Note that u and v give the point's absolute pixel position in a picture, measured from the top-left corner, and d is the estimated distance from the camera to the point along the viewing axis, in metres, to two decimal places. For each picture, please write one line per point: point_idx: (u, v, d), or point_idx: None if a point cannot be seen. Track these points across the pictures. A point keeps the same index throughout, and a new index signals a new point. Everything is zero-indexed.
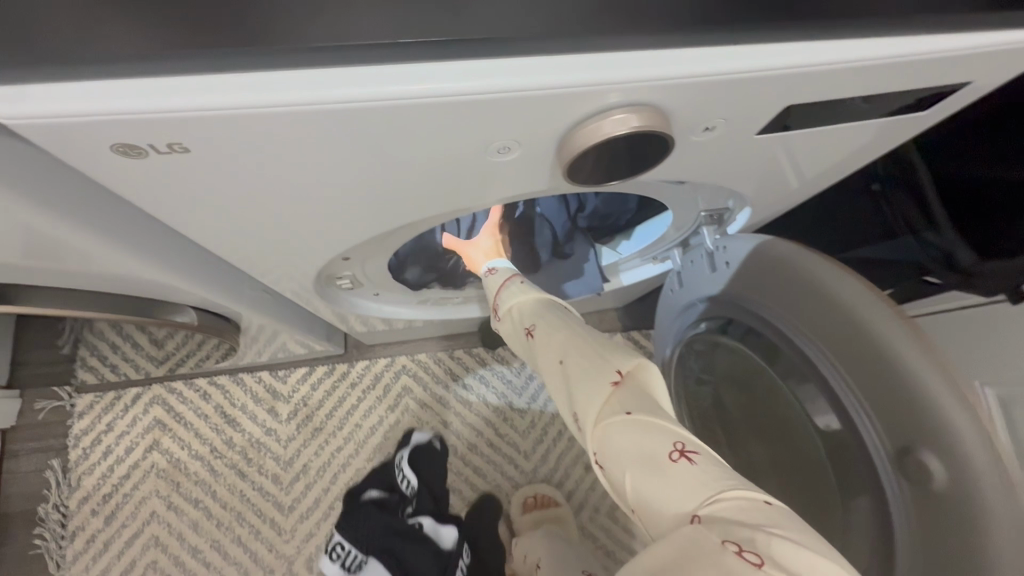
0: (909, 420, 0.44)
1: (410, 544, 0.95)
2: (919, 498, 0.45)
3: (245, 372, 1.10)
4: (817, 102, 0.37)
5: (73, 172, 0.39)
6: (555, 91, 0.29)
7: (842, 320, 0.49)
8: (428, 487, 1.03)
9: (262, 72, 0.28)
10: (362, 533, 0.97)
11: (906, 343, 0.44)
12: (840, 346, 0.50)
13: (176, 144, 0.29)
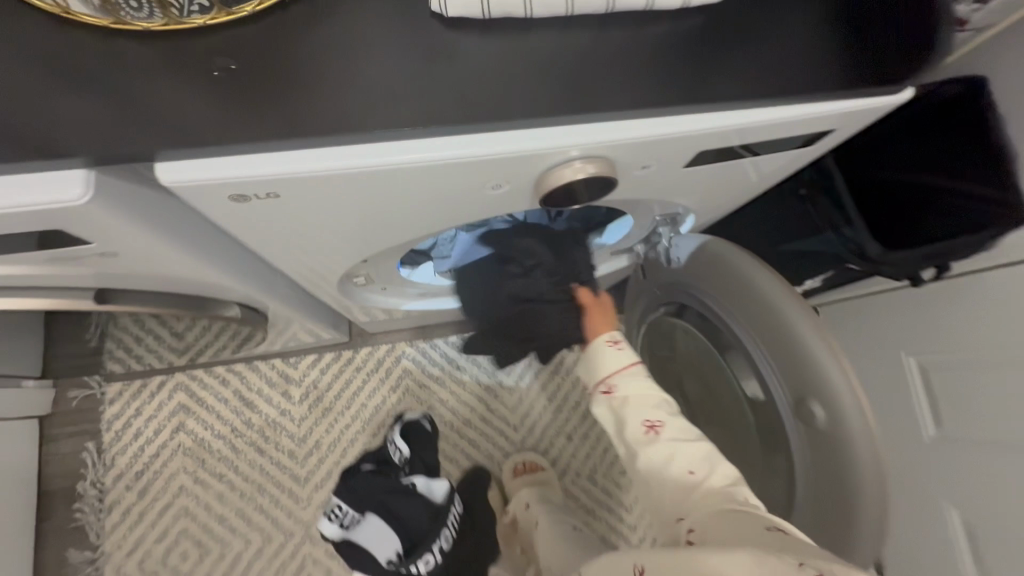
0: (801, 378, 0.59)
1: (401, 496, 0.87)
2: (809, 436, 0.60)
3: (260, 360, 1.21)
4: (736, 143, 0.50)
5: (186, 210, 0.47)
6: (535, 152, 0.42)
7: (759, 303, 0.63)
8: (418, 454, 1.00)
9: (333, 144, 0.38)
10: (363, 493, 0.88)
11: (801, 321, 0.59)
12: (756, 324, 0.64)
13: (273, 192, 0.40)
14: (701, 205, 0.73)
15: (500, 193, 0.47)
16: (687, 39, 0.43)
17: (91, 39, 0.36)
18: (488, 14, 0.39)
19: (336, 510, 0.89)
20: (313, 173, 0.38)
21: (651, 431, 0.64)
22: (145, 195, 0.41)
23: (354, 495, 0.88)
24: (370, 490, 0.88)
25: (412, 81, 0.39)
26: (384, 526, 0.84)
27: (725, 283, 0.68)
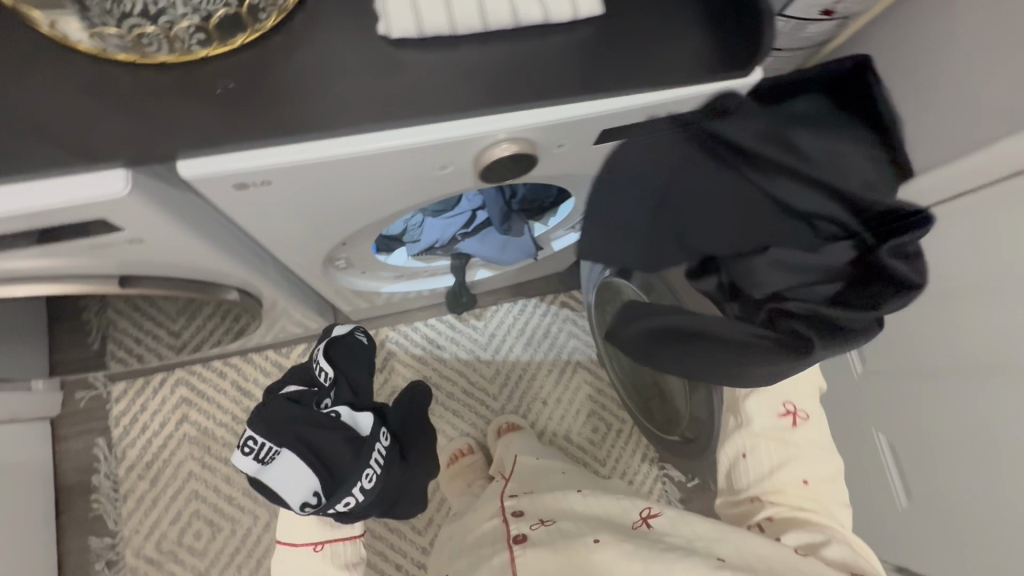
0: None
1: (323, 427, 0.73)
2: None
3: (254, 353, 1.31)
4: (639, 122, 0.62)
5: (199, 202, 0.57)
6: (469, 136, 0.53)
7: None
8: (348, 376, 0.83)
9: (308, 139, 0.49)
10: (276, 421, 0.72)
11: None
12: None
13: (266, 180, 0.51)
14: None
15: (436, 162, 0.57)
16: (583, 42, 0.55)
17: (119, 71, 0.47)
18: (422, 34, 0.50)
19: (247, 439, 0.72)
20: (293, 163, 0.49)
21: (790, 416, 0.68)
22: (169, 190, 0.52)
23: (268, 421, 0.73)
24: (291, 408, 0.74)
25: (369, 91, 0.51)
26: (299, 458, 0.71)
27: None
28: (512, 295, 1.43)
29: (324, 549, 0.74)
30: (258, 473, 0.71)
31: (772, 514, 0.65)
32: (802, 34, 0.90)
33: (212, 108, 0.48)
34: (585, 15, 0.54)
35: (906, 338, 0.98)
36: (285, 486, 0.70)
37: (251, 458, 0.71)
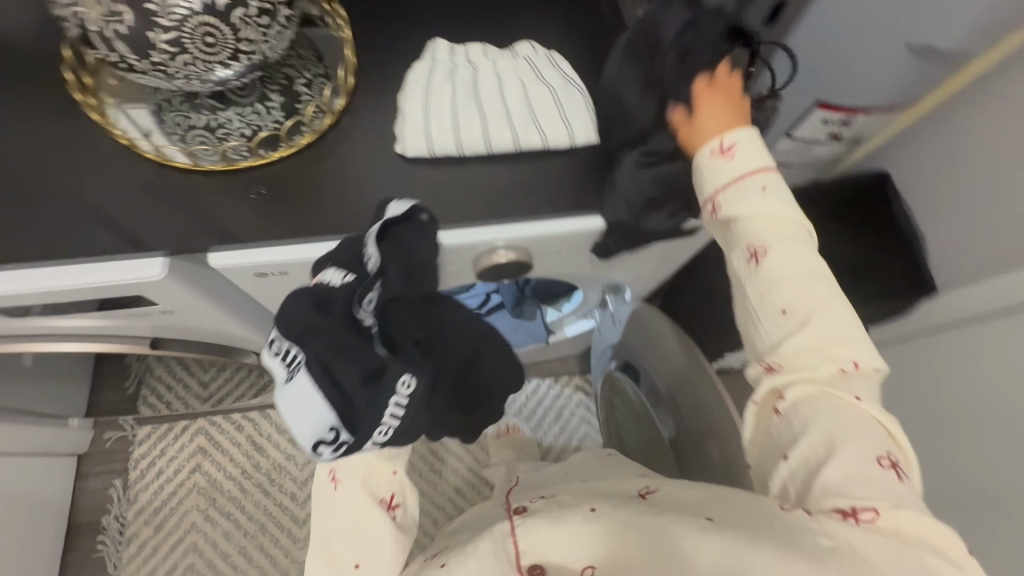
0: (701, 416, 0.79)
1: (356, 354, 0.44)
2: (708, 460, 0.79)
3: (272, 409, 1.36)
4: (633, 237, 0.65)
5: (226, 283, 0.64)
6: (468, 242, 0.58)
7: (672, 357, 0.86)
8: (406, 269, 0.46)
9: (323, 239, 0.56)
10: (296, 322, 0.44)
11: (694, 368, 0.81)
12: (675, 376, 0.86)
13: (284, 270, 0.57)
14: (634, 279, 0.87)
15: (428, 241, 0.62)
16: (580, 165, 0.61)
17: (175, 175, 0.55)
18: (433, 154, 0.57)
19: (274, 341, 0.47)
20: (303, 258, 0.55)
21: (751, 257, 0.51)
22: (201, 273, 0.58)
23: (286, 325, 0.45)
24: (312, 319, 0.44)
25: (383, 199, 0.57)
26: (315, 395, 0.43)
27: (679, 371, 0.85)
28: (526, 375, 1.43)
29: (342, 487, 0.52)
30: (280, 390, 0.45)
31: (788, 365, 0.49)
32: (812, 153, 0.93)
33: (247, 210, 0.55)
34: (579, 142, 0.59)
35: (935, 465, 0.89)
36: (299, 416, 0.44)
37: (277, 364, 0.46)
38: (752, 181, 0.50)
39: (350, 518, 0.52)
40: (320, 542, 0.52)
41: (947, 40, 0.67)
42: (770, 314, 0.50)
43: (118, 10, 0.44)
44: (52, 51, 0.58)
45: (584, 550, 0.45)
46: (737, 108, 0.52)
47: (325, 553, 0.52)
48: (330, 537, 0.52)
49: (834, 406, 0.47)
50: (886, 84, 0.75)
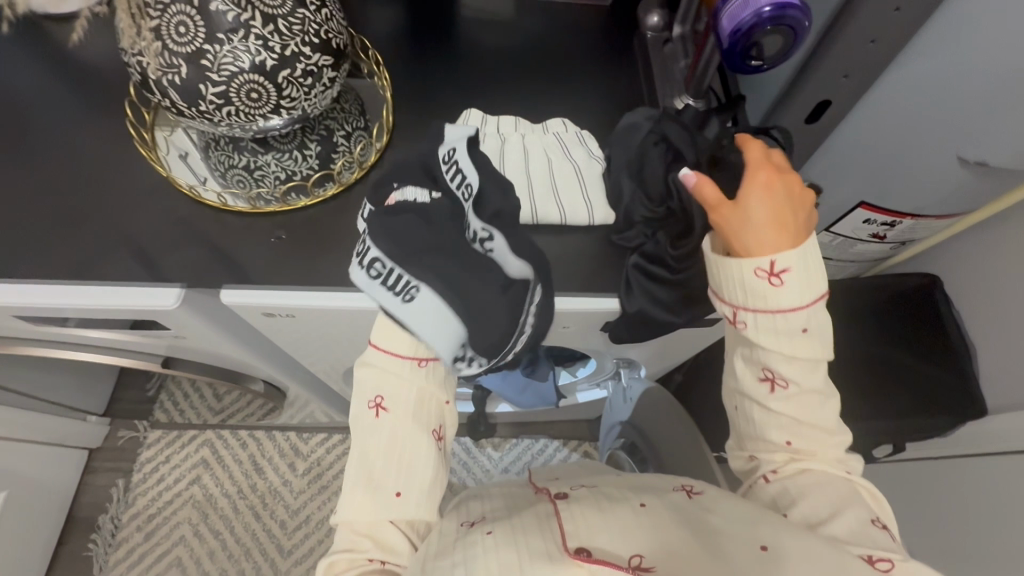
0: None
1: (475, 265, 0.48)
2: None
3: (277, 431, 1.37)
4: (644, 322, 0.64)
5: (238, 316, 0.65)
6: None
7: (680, 441, 0.82)
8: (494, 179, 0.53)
9: (332, 288, 0.57)
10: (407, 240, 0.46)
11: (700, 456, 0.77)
12: (680, 461, 0.82)
13: (291, 313, 0.58)
14: (648, 357, 0.84)
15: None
16: (597, 243, 0.60)
17: (206, 211, 0.58)
18: None
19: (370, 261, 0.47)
20: (309, 305, 0.56)
21: (768, 381, 0.51)
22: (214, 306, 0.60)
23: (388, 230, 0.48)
24: (423, 232, 0.47)
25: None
26: (441, 307, 0.46)
27: (685, 456, 0.81)
28: (534, 432, 1.39)
29: (386, 417, 0.53)
30: (399, 308, 0.46)
31: (788, 431, 0.52)
32: (852, 249, 0.89)
33: (265, 251, 0.57)
34: (598, 221, 0.58)
35: None
36: (428, 335, 0.47)
37: (363, 269, 0.47)
38: (797, 313, 0.47)
39: (392, 446, 0.53)
40: (364, 471, 0.53)
41: (1002, 157, 0.64)
42: (784, 405, 0.51)
43: (176, 63, 0.48)
44: (112, 81, 0.62)
45: (632, 541, 0.44)
46: (794, 210, 0.46)
47: (364, 482, 0.52)
48: (371, 465, 0.52)
49: (818, 478, 0.50)
50: (934, 193, 0.72)
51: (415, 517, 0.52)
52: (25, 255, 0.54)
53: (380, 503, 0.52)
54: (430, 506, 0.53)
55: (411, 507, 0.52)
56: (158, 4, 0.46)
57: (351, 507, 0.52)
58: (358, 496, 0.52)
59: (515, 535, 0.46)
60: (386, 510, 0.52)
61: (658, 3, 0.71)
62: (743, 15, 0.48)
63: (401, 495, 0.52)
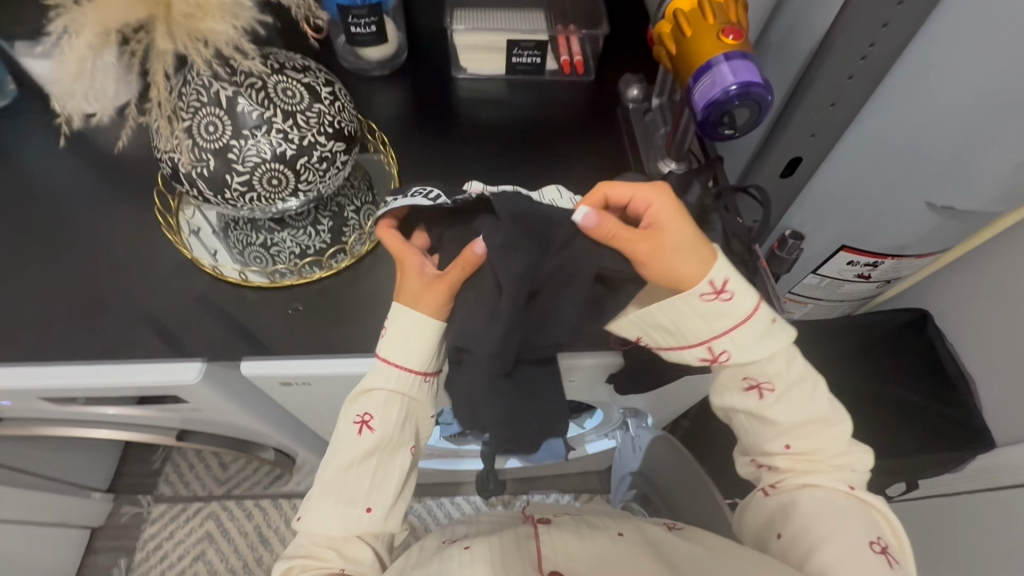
0: None
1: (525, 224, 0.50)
2: None
3: (284, 499, 1.35)
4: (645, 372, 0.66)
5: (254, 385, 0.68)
6: None
7: (688, 486, 0.83)
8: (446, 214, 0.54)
9: (347, 355, 0.60)
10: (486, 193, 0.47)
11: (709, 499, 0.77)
12: (691, 506, 0.82)
13: (307, 380, 0.61)
14: (653, 405, 0.86)
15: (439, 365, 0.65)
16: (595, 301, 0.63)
17: (226, 288, 0.62)
18: None
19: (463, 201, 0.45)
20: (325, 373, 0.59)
21: (754, 390, 0.54)
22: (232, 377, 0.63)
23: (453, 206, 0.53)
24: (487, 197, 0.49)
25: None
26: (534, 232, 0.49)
27: (694, 501, 0.81)
28: (544, 487, 1.36)
29: (369, 434, 0.55)
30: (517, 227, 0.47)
31: (790, 433, 0.54)
32: (841, 289, 0.93)
33: (282, 323, 0.60)
34: None
35: None
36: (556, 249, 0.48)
37: None
38: (751, 321, 0.51)
39: (367, 461, 0.55)
40: (338, 488, 0.55)
41: (966, 201, 0.69)
42: (784, 405, 0.54)
43: (204, 157, 0.53)
44: (139, 172, 0.68)
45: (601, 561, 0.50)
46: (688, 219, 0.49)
47: (335, 496, 0.55)
48: (348, 482, 0.55)
49: (822, 496, 0.52)
50: (909, 235, 0.77)
51: (377, 531, 0.56)
52: (56, 338, 0.57)
53: (349, 519, 0.55)
54: (395, 518, 0.57)
55: (378, 520, 0.55)
56: (189, 107, 0.52)
57: (320, 518, 0.54)
58: (328, 509, 0.55)
59: (491, 553, 0.52)
60: (355, 525, 0.54)
61: (636, 79, 0.78)
62: (713, 91, 0.53)
63: (368, 509, 0.55)
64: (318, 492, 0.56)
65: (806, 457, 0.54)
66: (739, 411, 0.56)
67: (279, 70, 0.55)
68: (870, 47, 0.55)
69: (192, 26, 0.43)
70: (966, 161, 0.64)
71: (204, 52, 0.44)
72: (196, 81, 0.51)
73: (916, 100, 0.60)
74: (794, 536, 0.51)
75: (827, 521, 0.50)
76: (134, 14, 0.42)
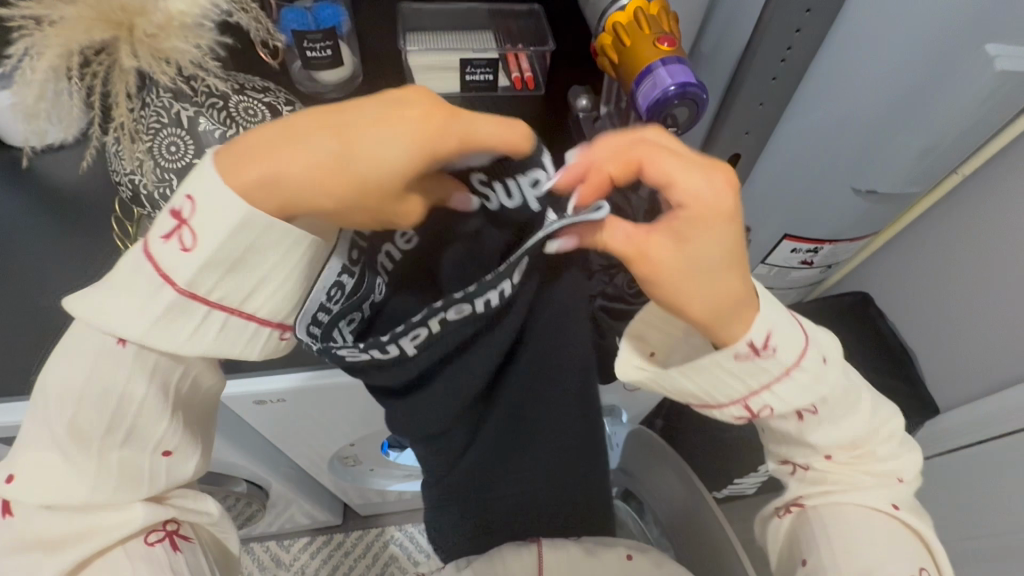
0: (696, 523, 0.80)
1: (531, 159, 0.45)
2: (706, 562, 0.77)
3: (256, 542, 1.29)
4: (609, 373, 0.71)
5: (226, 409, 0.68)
6: None
7: (659, 470, 0.88)
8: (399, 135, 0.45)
9: (322, 370, 0.62)
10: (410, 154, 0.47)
11: (681, 475, 0.83)
12: (665, 488, 0.87)
13: (281, 397, 0.64)
14: (625, 398, 0.90)
15: None
16: None
17: None
18: None
19: None
20: (299, 386, 0.62)
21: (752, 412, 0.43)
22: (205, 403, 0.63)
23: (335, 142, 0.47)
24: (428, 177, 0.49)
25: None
26: None
27: (665, 483, 0.87)
28: None
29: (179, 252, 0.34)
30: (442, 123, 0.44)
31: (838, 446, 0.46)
32: (788, 277, 1.00)
33: None
34: None
35: None
36: None
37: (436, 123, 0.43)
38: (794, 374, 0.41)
39: (218, 324, 0.37)
40: (158, 310, 0.36)
41: (887, 185, 0.77)
42: (743, 388, 0.42)
43: (167, 178, 0.53)
44: (93, 203, 0.67)
45: None
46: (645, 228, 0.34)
47: (133, 297, 0.36)
48: (172, 328, 0.37)
49: (852, 516, 0.46)
50: (843, 220, 0.84)
51: (43, 516, 0.40)
52: (27, 371, 0.57)
53: (90, 417, 0.39)
54: (174, 485, 0.43)
55: (93, 499, 0.40)
56: (150, 129, 0.52)
57: (82, 306, 0.37)
58: (99, 297, 0.37)
59: None
60: (68, 440, 0.39)
61: (585, 91, 0.83)
62: (654, 93, 0.58)
63: (129, 344, 0.39)
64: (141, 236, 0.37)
65: (848, 448, 0.46)
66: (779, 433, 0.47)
67: (240, 91, 0.55)
68: (788, 50, 0.61)
69: (155, 45, 0.44)
70: (881, 149, 0.71)
71: (167, 71, 0.45)
72: (155, 102, 0.52)
73: (831, 97, 0.67)
74: (816, 568, 0.46)
75: (849, 540, 0.45)
76: (96, 36, 0.43)
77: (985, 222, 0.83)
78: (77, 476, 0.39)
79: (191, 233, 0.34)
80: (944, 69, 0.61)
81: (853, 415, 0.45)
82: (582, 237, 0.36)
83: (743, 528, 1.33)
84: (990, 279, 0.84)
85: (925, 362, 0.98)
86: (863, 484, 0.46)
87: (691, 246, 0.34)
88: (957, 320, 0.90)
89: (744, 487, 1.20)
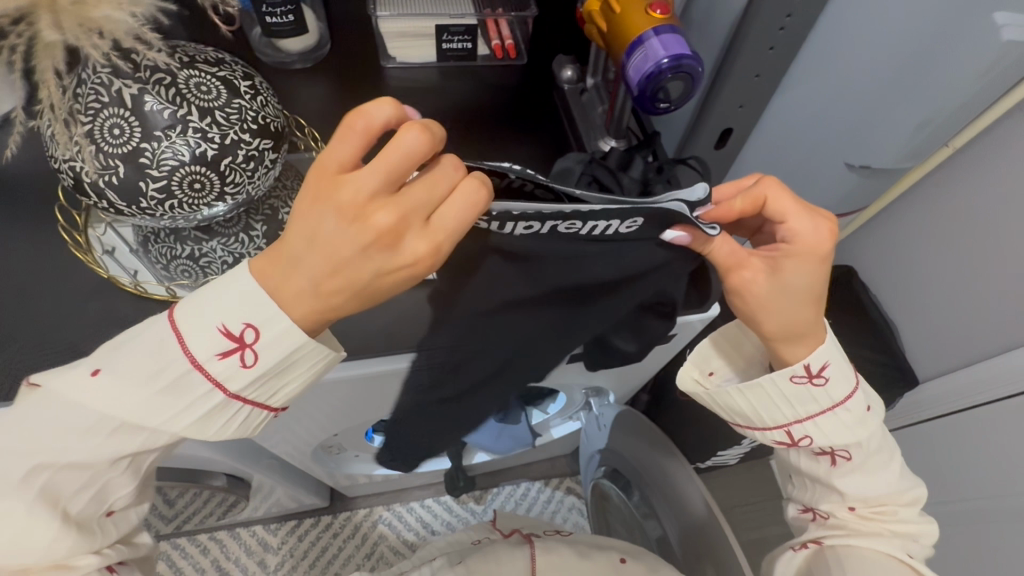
0: (684, 508, 0.80)
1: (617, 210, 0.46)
2: (693, 547, 0.78)
3: (242, 527, 1.28)
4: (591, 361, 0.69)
5: None
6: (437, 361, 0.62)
7: (647, 454, 0.88)
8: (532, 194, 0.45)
9: None
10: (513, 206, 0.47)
11: (670, 460, 0.84)
12: (652, 472, 0.88)
13: None
14: (612, 380, 0.89)
15: (380, 368, 0.61)
16: None
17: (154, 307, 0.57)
18: None
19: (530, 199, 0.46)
20: None
21: (793, 439, 0.51)
22: None
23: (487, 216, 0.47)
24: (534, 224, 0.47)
25: (366, 323, 0.61)
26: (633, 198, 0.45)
27: (651, 465, 0.87)
28: (515, 478, 1.36)
29: (229, 359, 0.37)
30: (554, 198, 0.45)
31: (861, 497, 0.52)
32: None
33: None
34: None
35: None
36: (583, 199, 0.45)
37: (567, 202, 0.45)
38: (841, 409, 0.49)
39: (239, 422, 0.40)
40: (199, 410, 0.39)
41: (881, 160, 0.74)
42: (790, 414, 0.50)
43: (112, 164, 0.47)
44: (36, 191, 0.61)
45: None
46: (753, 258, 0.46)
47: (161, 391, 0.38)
48: (208, 424, 0.40)
49: (870, 558, 0.50)
50: (832, 196, 0.82)
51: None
52: None
53: (69, 480, 0.39)
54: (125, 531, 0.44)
55: (48, 557, 0.39)
56: (89, 109, 0.46)
57: (80, 391, 0.38)
58: (91, 393, 0.38)
59: None
60: (36, 503, 0.38)
61: (569, 60, 0.79)
62: (646, 66, 0.54)
63: (147, 430, 0.39)
64: (172, 332, 0.38)
65: (870, 500, 0.52)
66: (805, 472, 0.54)
67: (189, 65, 0.49)
68: (787, 17, 0.57)
69: (81, 14, 0.38)
70: (877, 124, 0.68)
71: (100, 44, 0.40)
72: (91, 79, 0.46)
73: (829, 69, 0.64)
74: None
75: None
76: (8, 1, 0.37)
77: (972, 195, 0.82)
78: (37, 532, 0.38)
79: (253, 353, 0.37)
80: (949, 34, 0.57)
81: (881, 476, 0.52)
82: (693, 238, 0.47)
83: (725, 497, 1.36)
84: (975, 254, 0.84)
85: (907, 335, 0.99)
86: (882, 532, 0.51)
87: (782, 273, 0.45)
88: (939, 295, 0.91)
89: (727, 458, 1.22)
